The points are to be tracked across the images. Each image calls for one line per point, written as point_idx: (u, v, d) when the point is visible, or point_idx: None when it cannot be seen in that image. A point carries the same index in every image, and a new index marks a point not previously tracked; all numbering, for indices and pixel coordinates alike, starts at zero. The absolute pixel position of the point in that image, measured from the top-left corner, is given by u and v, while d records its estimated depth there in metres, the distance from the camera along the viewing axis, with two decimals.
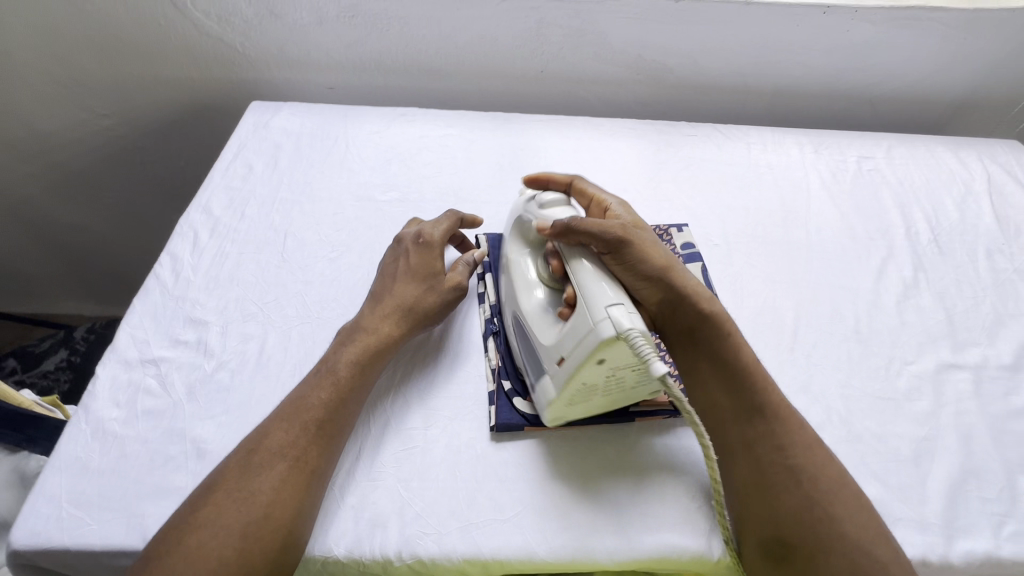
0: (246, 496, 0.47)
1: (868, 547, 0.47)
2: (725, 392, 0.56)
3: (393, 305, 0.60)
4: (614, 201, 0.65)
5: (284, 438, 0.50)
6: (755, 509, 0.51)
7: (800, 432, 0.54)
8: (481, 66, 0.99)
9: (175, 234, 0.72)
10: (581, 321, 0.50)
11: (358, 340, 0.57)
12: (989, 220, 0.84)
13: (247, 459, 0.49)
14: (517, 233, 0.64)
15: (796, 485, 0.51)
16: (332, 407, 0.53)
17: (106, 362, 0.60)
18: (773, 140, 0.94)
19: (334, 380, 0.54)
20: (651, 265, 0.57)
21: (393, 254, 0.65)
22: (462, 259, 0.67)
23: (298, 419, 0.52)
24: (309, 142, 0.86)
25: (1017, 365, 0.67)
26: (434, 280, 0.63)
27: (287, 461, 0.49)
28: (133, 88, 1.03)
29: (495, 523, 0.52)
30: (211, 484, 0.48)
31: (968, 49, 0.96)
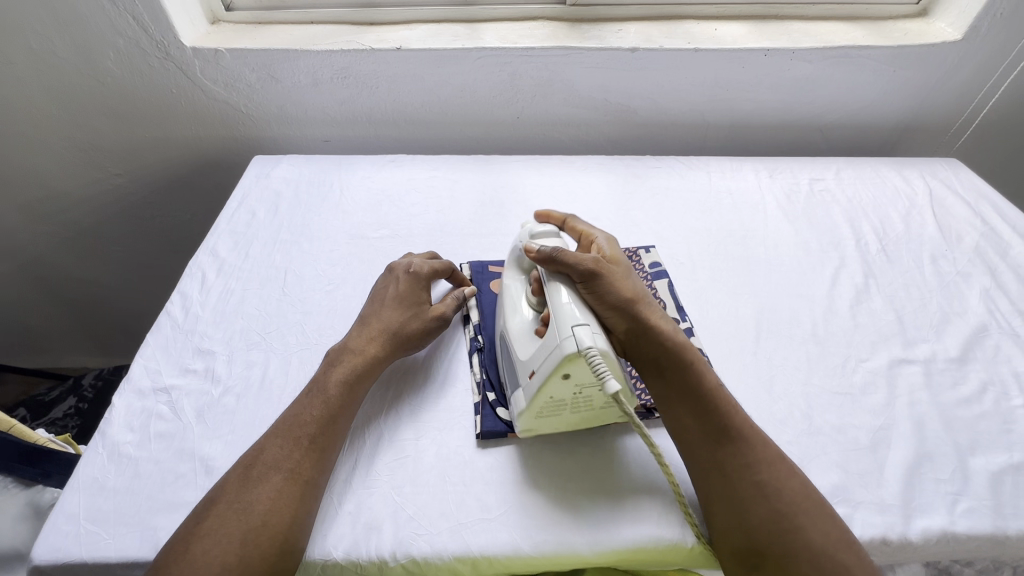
0: (245, 506, 0.50)
1: (833, 551, 0.50)
2: (695, 420, 0.57)
3: (380, 329, 0.65)
4: (601, 234, 0.70)
5: (279, 454, 0.54)
6: (727, 520, 0.53)
7: (762, 450, 0.56)
8: (463, 115, 1.09)
9: (185, 275, 0.79)
10: (551, 337, 0.55)
11: (346, 361, 0.62)
12: (932, 230, 0.91)
13: (244, 473, 0.52)
14: (512, 262, 0.69)
15: (764, 498, 0.53)
16: (323, 422, 0.57)
17: (122, 391, 0.65)
18: (731, 168, 1.02)
19: (325, 397, 0.58)
20: (619, 297, 0.58)
21: (385, 282, 0.71)
22: (452, 294, 0.73)
23: (291, 434, 0.55)
24: (307, 189, 0.94)
25: (963, 357, 0.72)
26: (418, 309, 0.69)
27: (282, 473, 0.52)
28: (145, 149, 1.12)
29: (483, 522, 0.56)
30: (210, 498, 0.51)
31: (900, 80, 1.06)
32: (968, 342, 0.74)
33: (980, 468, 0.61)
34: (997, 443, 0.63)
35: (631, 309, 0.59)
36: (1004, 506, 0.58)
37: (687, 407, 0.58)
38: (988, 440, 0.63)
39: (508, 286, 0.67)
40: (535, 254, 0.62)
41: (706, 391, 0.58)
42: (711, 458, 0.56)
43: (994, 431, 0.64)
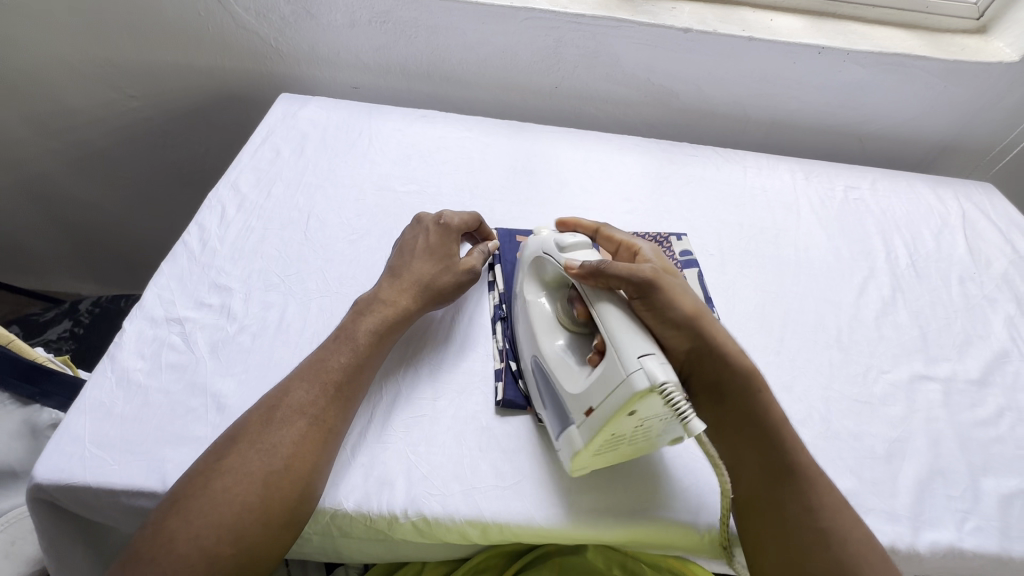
0: (268, 447, 0.48)
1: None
2: (743, 449, 0.55)
3: (414, 283, 0.63)
4: (645, 244, 0.67)
5: (304, 398, 0.52)
6: (782, 568, 0.49)
7: (826, 497, 0.52)
8: (501, 77, 1.05)
9: (204, 207, 0.76)
10: (613, 374, 0.49)
11: (377, 311, 0.60)
12: (962, 251, 0.90)
13: (268, 413, 0.50)
14: (535, 270, 0.65)
15: (824, 548, 0.49)
16: (351, 371, 0.55)
17: (134, 318, 0.63)
18: (767, 165, 1.00)
19: (354, 346, 0.56)
20: (678, 314, 0.56)
21: (414, 233, 0.69)
22: (478, 247, 0.70)
23: (319, 380, 0.53)
24: (334, 133, 0.91)
25: (983, 380, 0.72)
26: (450, 262, 0.67)
27: (308, 418, 0.51)
28: (164, 72, 1.07)
29: (497, 489, 0.55)
30: (232, 434, 0.50)
31: (948, 96, 1.04)
32: (989, 365, 0.74)
33: (991, 489, 0.61)
34: (1008, 467, 0.63)
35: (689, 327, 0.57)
36: (1011, 529, 0.58)
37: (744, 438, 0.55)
38: (1000, 464, 0.64)
39: (537, 300, 0.63)
40: (575, 271, 0.56)
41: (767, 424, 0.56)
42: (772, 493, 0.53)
43: (1008, 455, 0.65)
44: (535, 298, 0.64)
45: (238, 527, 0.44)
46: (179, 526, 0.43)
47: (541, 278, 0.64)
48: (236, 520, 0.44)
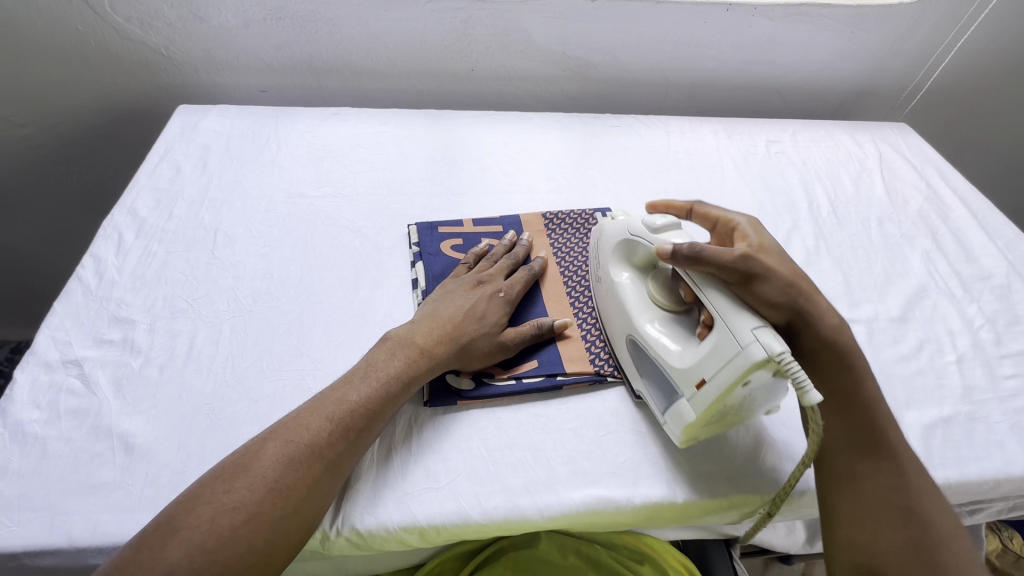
0: (283, 488, 0.46)
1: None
2: (840, 422, 0.54)
3: (453, 330, 0.60)
4: (741, 218, 0.61)
5: (324, 440, 0.49)
6: (869, 545, 0.48)
7: (917, 478, 0.51)
8: (414, 65, 1.01)
9: (99, 236, 0.71)
10: (722, 352, 0.50)
11: (410, 356, 0.57)
12: (880, 193, 0.92)
13: (287, 449, 0.48)
14: (622, 251, 0.63)
15: (900, 526, 0.48)
16: (372, 415, 0.53)
17: (25, 365, 0.58)
18: (690, 128, 1.00)
19: (383, 387, 0.54)
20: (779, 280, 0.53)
21: (457, 284, 0.65)
22: (519, 286, 0.66)
23: (342, 421, 0.51)
24: (239, 143, 0.86)
25: (904, 317, 0.74)
26: (485, 315, 0.62)
27: (324, 463, 0.49)
28: (51, 94, 0.99)
29: (430, 492, 0.54)
30: (239, 462, 0.46)
31: (856, 41, 1.06)
32: (908, 301, 0.76)
33: (914, 422, 0.63)
34: (928, 398, 0.66)
35: (793, 302, 0.54)
36: (933, 457, 0.60)
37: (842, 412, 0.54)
38: (921, 395, 0.66)
39: (626, 282, 0.62)
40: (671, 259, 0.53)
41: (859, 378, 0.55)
42: (874, 484, 0.50)
43: (927, 386, 0.67)
44: (619, 283, 0.62)
45: (237, 569, 0.41)
46: (178, 560, 0.40)
47: (624, 263, 0.63)
48: (235, 562, 0.41)
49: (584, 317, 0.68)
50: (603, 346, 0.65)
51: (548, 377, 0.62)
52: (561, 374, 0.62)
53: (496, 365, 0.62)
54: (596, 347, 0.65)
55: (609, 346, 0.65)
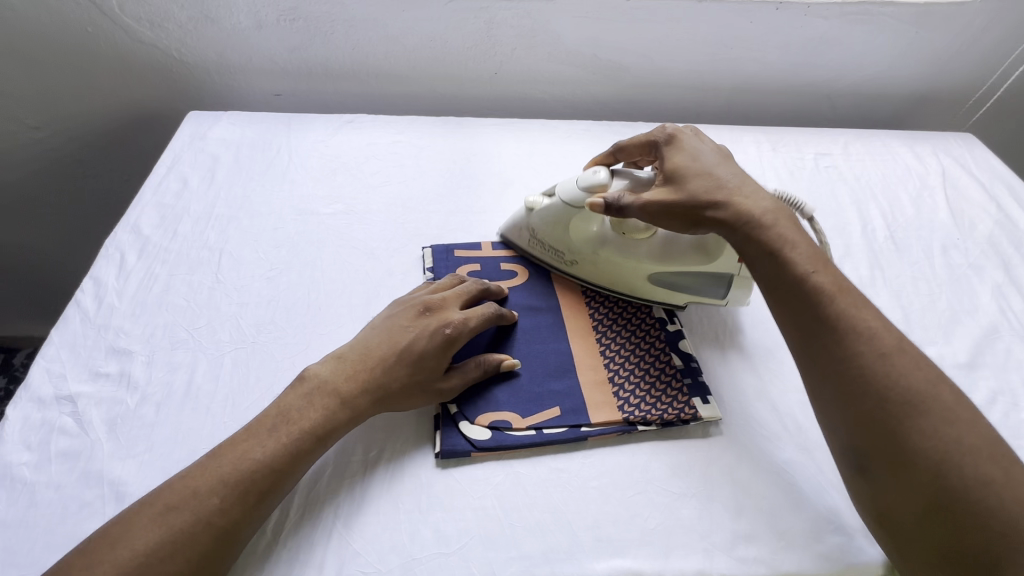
0: (155, 562, 0.42)
1: (958, 459, 0.43)
2: (784, 303, 0.51)
3: (381, 377, 0.54)
4: (649, 136, 0.65)
5: (214, 506, 0.45)
6: (849, 440, 0.46)
7: (869, 343, 0.47)
8: (434, 68, 0.95)
9: (101, 256, 0.68)
10: (728, 259, 0.62)
11: (323, 409, 0.51)
12: (944, 215, 0.83)
13: (168, 519, 0.44)
14: (565, 224, 0.66)
15: (870, 399, 0.45)
16: (278, 474, 0.48)
17: (18, 401, 0.55)
18: (730, 138, 0.92)
19: (285, 447, 0.49)
20: (699, 191, 0.56)
21: (395, 316, 0.58)
22: (463, 325, 0.58)
23: (236, 484, 0.46)
24: (249, 153, 0.82)
25: (973, 363, 0.66)
26: (414, 359, 0.55)
27: (213, 532, 0.44)
28: (63, 97, 0.97)
29: (440, 558, 0.49)
30: (112, 533, 0.43)
31: (919, 43, 0.96)
32: (977, 345, 0.68)
33: None
34: None
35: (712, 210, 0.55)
36: None
37: (776, 299, 0.51)
38: None
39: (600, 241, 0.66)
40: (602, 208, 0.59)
41: (790, 260, 0.51)
42: (830, 374, 0.47)
43: None
44: (595, 252, 0.66)
45: None
46: None
47: (576, 236, 0.66)
48: None
49: (611, 357, 0.62)
50: (633, 390, 0.59)
51: (571, 427, 0.56)
52: (585, 424, 0.57)
53: (514, 412, 0.57)
54: (625, 391, 0.59)
55: (639, 390, 0.59)
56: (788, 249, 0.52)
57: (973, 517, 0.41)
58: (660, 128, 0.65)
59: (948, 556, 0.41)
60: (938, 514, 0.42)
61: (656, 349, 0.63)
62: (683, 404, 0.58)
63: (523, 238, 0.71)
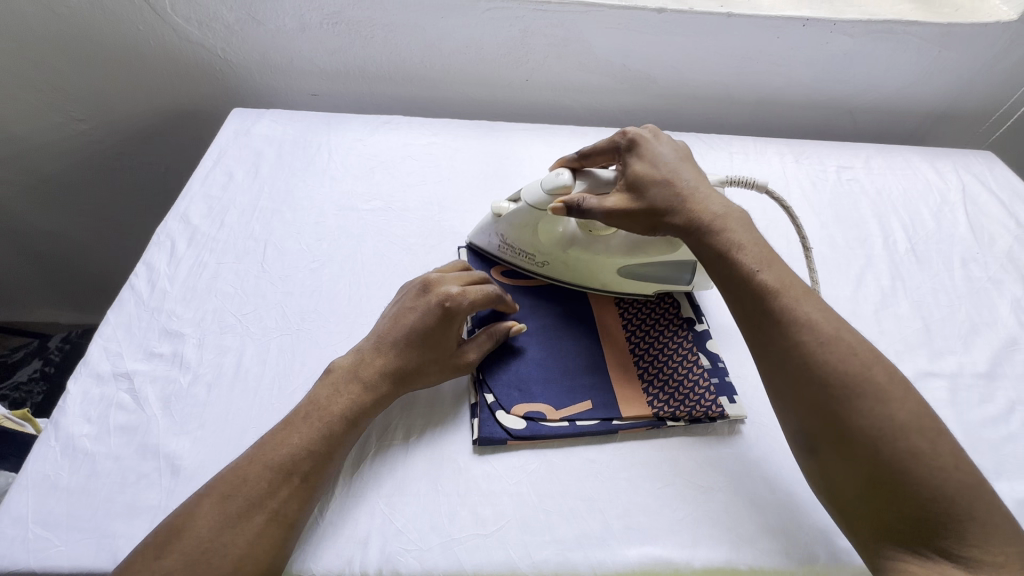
0: (220, 546, 0.44)
1: (893, 436, 0.44)
2: (734, 296, 0.53)
3: (398, 362, 0.56)
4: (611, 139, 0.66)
5: (263, 489, 0.47)
6: (796, 420, 0.48)
7: (810, 333, 0.48)
8: (468, 73, 0.98)
9: (152, 243, 0.71)
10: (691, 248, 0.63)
11: (347, 394, 0.54)
12: (964, 230, 0.85)
13: (226, 505, 0.46)
14: (531, 229, 0.68)
15: (809, 382, 0.47)
16: (319, 456, 0.50)
17: (78, 377, 0.58)
18: (755, 149, 0.95)
19: (323, 432, 0.51)
20: (655, 200, 0.59)
21: (404, 302, 0.60)
22: (465, 304, 0.59)
23: (282, 467, 0.48)
24: (291, 150, 0.85)
25: (992, 373, 0.68)
26: (419, 340, 0.57)
27: (269, 513, 0.46)
28: (109, 92, 1.00)
29: (477, 539, 0.51)
30: (174, 525, 0.45)
31: (941, 62, 0.98)
32: (996, 356, 0.69)
33: (1005, 495, 0.57)
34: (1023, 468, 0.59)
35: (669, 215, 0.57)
36: None
37: (728, 294, 0.54)
38: (1015, 464, 0.59)
39: (569, 242, 0.67)
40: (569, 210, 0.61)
41: (737, 259, 0.53)
42: (776, 361, 0.49)
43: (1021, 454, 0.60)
44: (565, 253, 0.68)
45: None
46: None
47: (544, 237, 0.68)
48: None
49: (640, 354, 0.65)
50: (662, 388, 0.61)
51: (603, 421, 0.59)
52: (616, 418, 0.59)
53: (548, 404, 0.59)
54: (654, 389, 0.61)
55: (668, 388, 0.61)
56: (738, 250, 0.54)
57: (906, 488, 0.43)
58: (619, 132, 0.66)
59: (888, 526, 0.43)
60: (878, 489, 0.43)
61: (684, 348, 0.65)
62: (711, 402, 0.60)
63: (495, 247, 0.72)
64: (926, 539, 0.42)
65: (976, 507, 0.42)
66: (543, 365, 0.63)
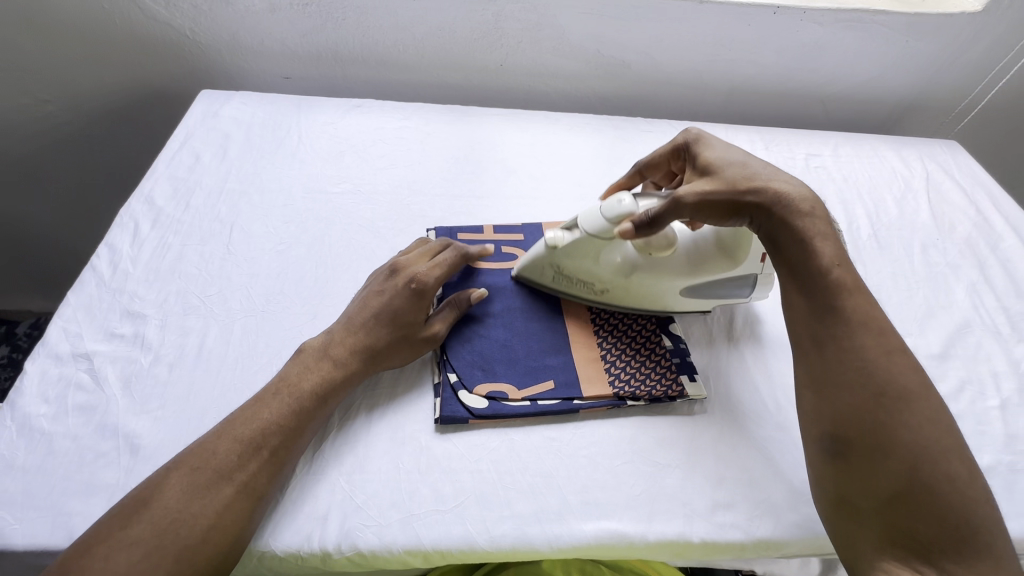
0: (188, 517, 0.44)
1: (933, 451, 0.45)
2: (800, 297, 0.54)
3: (368, 338, 0.57)
4: (675, 140, 0.68)
5: (233, 461, 0.48)
6: (828, 424, 0.49)
7: (878, 339, 0.50)
8: (441, 58, 0.98)
9: (115, 224, 0.70)
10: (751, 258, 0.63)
11: (319, 370, 0.55)
12: (926, 217, 0.87)
13: (194, 477, 0.46)
14: (591, 257, 0.63)
15: (861, 387, 0.48)
16: (288, 431, 0.51)
17: (36, 357, 0.58)
18: (726, 137, 0.96)
19: (294, 407, 0.52)
20: (733, 179, 0.58)
21: (372, 284, 0.62)
22: (431, 278, 0.61)
23: (253, 442, 0.49)
24: (260, 133, 0.84)
25: (945, 354, 0.70)
26: (393, 316, 0.58)
27: (236, 486, 0.47)
28: (75, 73, 0.99)
29: (437, 514, 0.52)
30: (140, 498, 0.45)
31: (908, 52, 1.00)
32: (950, 337, 0.72)
33: None
34: (969, 445, 0.61)
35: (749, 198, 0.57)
36: None
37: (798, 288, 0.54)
38: None
39: (631, 270, 0.63)
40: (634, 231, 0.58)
41: (815, 252, 0.54)
42: (830, 360, 0.50)
43: (968, 431, 0.62)
44: (626, 279, 0.64)
45: None
46: None
47: (605, 267, 0.64)
48: None
49: (604, 336, 0.65)
50: (623, 368, 0.62)
51: (564, 400, 0.60)
52: (577, 398, 0.60)
53: (511, 384, 0.60)
54: (616, 369, 0.62)
55: (629, 368, 0.62)
56: (817, 241, 0.54)
57: (924, 508, 0.44)
58: (683, 133, 0.68)
59: (895, 542, 0.44)
60: (903, 501, 0.44)
61: (647, 330, 0.66)
62: (670, 382, 0.61)
63: (546, 279, 0.68)
64: (930, 558, 0.43)
65: (993, 539, 0.43)
66: (507, 345, 0.63)
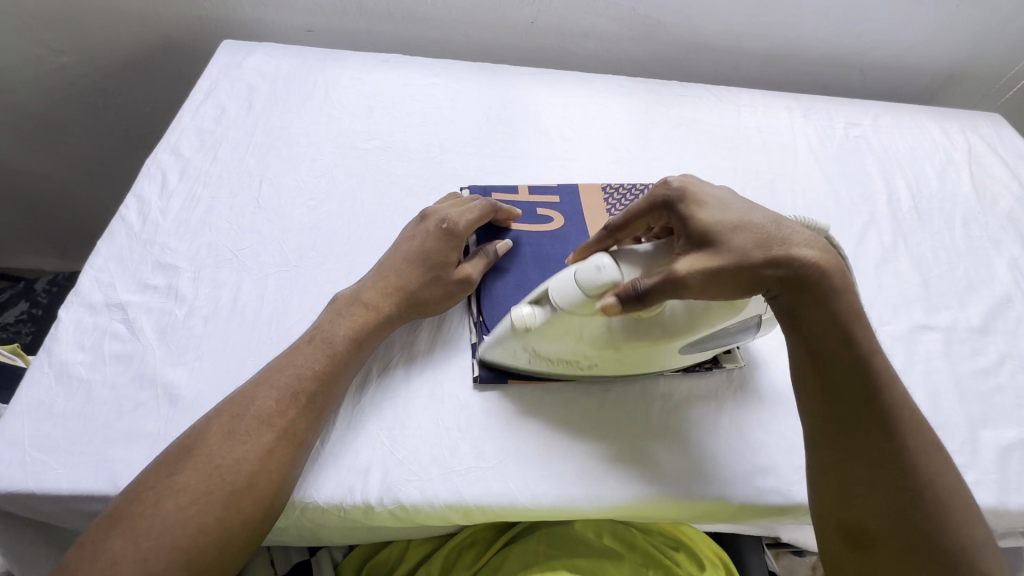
0: (232, 464, 0.44)
1: (970, 552, 0.43)
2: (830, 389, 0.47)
3: (398, 277, 0.57)
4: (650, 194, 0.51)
5: (272, 407, 0.47)
6: (857, 516, 0.45)
7: (913, 440, 0.46)
8: (469, 12, 0.94)
9: (142, 175, 0.69)
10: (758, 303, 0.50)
11: (353, 315, 0.54)
12: (967, 190, 0.85)
13: (233, 424, 0.46)
14: (568, 335, 0.50)
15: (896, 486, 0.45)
16: (325, 377, 0.50)
17: (70, 305, 0.57)
18: (763, 103, 0.92)
19: (330, 352, 0.51)
20: (747, 247, 0.46)
21: (409, 232, 0.61)
22: (460, 220, 0.59)
23: (291, 390, 0.48)
24: (285, 86, 0.81)
25: (985, 328, 0.69)
26: (423, 258, 0.57)
27: (276, 432, 0.46)
28: (90, 21, 0.95)
29: (477, 471, 0.52)
30: (185, 445, 0.45)
31: (956, 18, 0.96)
32: (990, 311, 0.70)
33: (990, 441, 0.59)
34: (1008, 417, 0.61)
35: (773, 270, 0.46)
36: (1009, 481, 0.56)
37: (829, 378, 0.47)
38: (1000, 414, 0.61)
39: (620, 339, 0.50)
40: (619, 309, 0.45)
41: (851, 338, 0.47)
42: (863, 459, 0.46)
43: (1007, 405, 0.62)
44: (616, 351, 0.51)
45: (192, 549, 0.41)
46: (152, 527, 0.40)
47: (586, 341, 0.51)
48: (194, 543, 0.41)
49: None
50: None
51: None
52: None
53: None
54: None
55: None
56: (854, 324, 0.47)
57: None
58: (661, 183, 0.51)
59: None
60: None
61: None
62: None
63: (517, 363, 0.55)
64: None
65: None
66: None
